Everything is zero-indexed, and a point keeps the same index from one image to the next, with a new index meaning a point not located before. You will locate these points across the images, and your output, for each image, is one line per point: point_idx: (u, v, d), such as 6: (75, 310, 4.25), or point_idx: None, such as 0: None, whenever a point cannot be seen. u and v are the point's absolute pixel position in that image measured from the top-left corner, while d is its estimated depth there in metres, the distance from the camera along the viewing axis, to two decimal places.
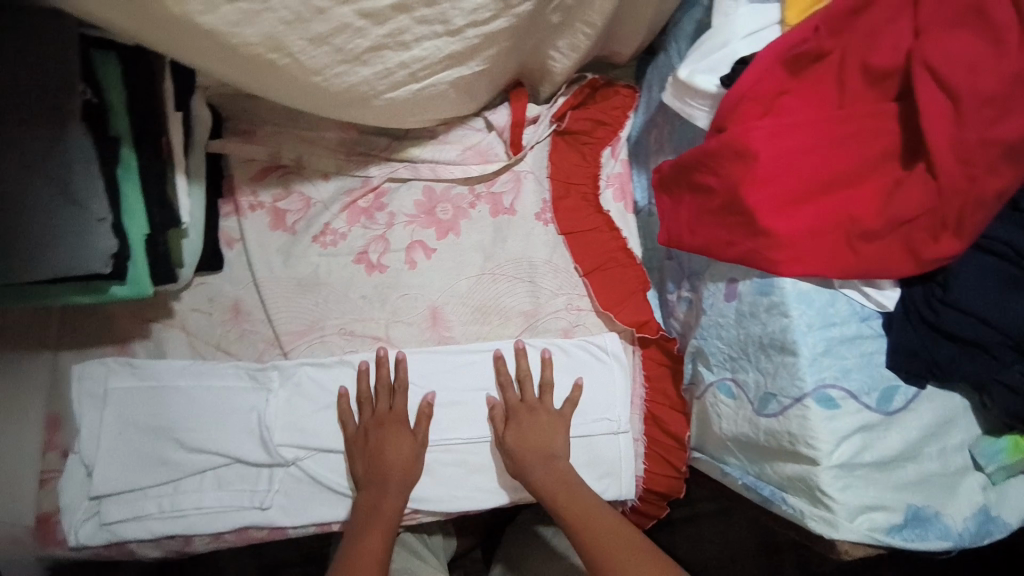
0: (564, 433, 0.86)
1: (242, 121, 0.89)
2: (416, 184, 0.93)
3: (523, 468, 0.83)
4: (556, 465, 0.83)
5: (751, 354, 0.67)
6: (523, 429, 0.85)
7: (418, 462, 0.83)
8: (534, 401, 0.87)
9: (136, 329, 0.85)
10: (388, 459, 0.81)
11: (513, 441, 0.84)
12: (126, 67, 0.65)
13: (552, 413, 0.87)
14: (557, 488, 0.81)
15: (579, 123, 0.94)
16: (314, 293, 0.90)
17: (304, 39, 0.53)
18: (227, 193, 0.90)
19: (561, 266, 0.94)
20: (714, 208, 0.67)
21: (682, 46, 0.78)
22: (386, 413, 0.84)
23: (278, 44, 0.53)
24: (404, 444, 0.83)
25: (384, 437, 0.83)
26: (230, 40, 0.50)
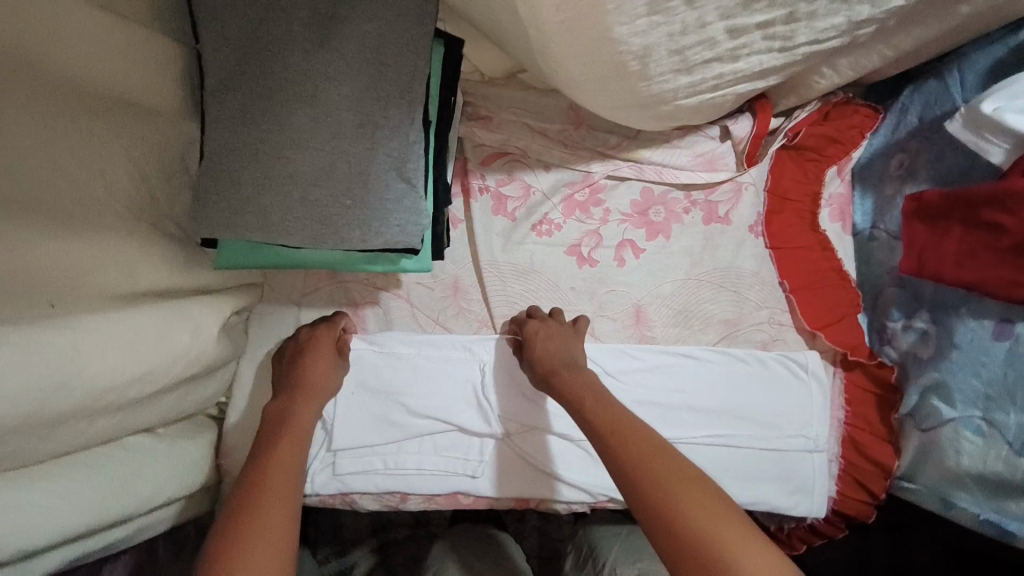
0: (576, 343, 0.85)
1: (481, 106, 0.92)
2: (636, 184, 0.95)
3: (550, 377, 0.80)
4: (579, 375, 0.80)
5: (1021, 396, 0.69)
6: (545, 342, 0.83)
7: (335, 376, 0.81)
8: (548, 321, 0.87)
9: (368, 296, 0.90)
10: (306, 373, 0.79)
11: (539, 348, 0.83)
12: (444, 54, 0.72)
13: (570, 332, 0.86)
14: (582, 392, 0.77)
15: (812, 139, 0.92)
16: (527, 280, 0.93)
17: (667, 49, 0.57)
18: (457, 173, 0.94)
19: (768, 281, 0.94)
20: (1000, 246, 0.67)
21: (968, 84, 0.80)
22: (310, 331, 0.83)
23: (649, 53, 0.56)
24: (324, 359, 0.80)
25: (314, 344, 0.81)
26: (618, 48, 0.54)
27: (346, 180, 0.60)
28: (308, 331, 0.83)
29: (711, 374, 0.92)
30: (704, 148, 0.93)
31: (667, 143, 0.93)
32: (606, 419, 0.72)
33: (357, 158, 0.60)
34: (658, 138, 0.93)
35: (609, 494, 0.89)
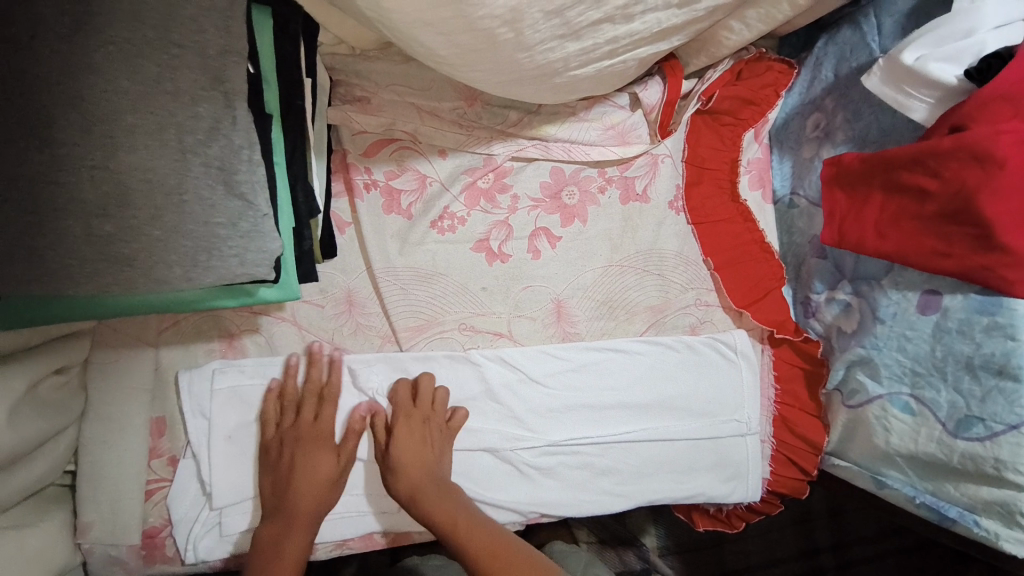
0: (440, 442, 0.76)
1: (356, 86, 0.78)
2: (545, 165, 0.85)
3: (414, 495, 0.72)
4: (440, 490, 0.73)
5: (947, 373, 0.63)
6: (404, 452, 0.73)
7: (338, 484, 0.72)
8: (425, 407, 0.77)
9: (245, 323, 0.77)
10: (297, 488, 0.70)
11: (400, 457, 0.73)
12: (280, 30, 0.60)
13: (437, 426, 0.77)
14: (441, 502, 0.72)
15: (726, 102, 0.85)
16: (431, 284, 0.82)
17: (540, 12, 0.48)
18: (338, 169, 0.80)
19: (692, 260, 0.88)
20: (926, 213, 0.62)
21: (884, 33, 0.74)
22: (308, 426, 0.72)
23: (516, 18, 0.47)
24: (324, 466, 0.71)
25: (302, 452, 0.71)
26: (474, 13, 0.45)
27: (150, 204, 0.46)
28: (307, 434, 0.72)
29: (644, 367, 0.86)
30: (615, 119, 0.84)
31: (574, 116, 0.83)
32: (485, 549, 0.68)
33: (160, 175, 0.47)
34: (564, 111, 0.83)
35: (538, 509, 0.82)
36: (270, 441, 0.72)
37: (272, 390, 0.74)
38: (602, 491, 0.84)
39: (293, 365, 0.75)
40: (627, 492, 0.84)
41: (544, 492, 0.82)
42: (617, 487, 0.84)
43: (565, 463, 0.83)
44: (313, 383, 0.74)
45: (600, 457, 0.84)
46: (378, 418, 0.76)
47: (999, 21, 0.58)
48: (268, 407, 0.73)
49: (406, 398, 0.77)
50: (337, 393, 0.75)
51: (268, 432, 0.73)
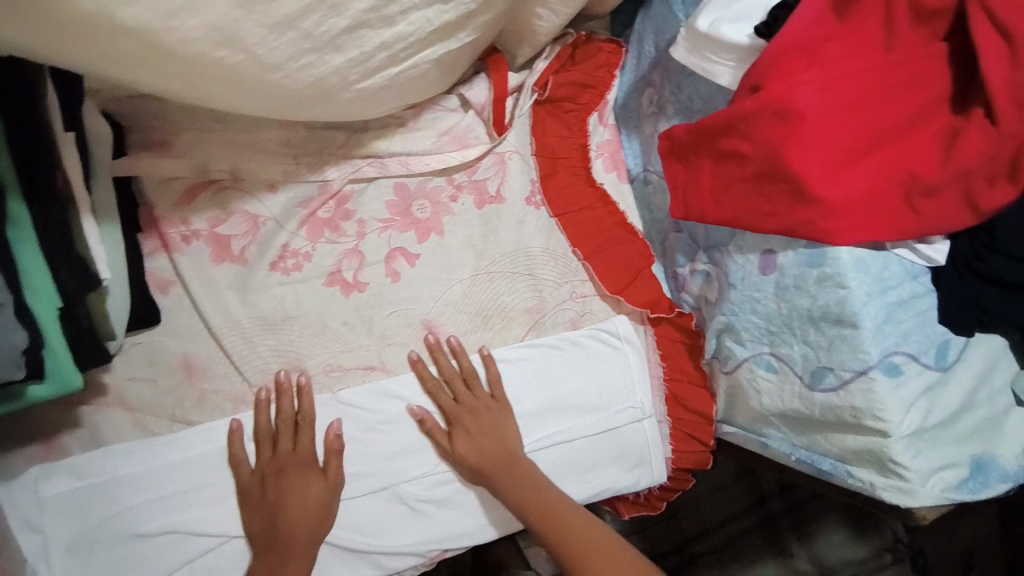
0: (511, 421, 0.79)
1: (153, 130, 0.70)
2: (386, 182, 0.80)
3: (488, 478, 0.77)
4: (514, 469, 0.77)
5: (797, 328, 0.63)
6: (470, 442, 0.77)
7: (329, 511, 0.71)
8: (467, 399, 0.79)
9: (68, 416, 0.69)
10: (290, 519, 0.68)
11: (465, 451, 0.77)
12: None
13: (495, 407, 0.80)
14: (518, 488, 0.76)
15: (562, 89, 0.83)
16: (282, 331, 0.75)
17: (263, 25, 0.40)
18: (147, 226, 0.72)
19: (560, 254, 0.86)
20: (749, 176, 0.61)
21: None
22: (289, 455, 0.71)
23: (230, 36, 0.39)
24: (314, 491, 0.70)
25: (285, 487, 0.69)
26: (167, 40, 0.37)
27: None
28: (287, 464, 0.70)
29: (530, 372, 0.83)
30: (449, 123, 0.80)
31: (403, 126, 0.79)
32: (553, 519, 0.75)
33: None
34: (393, 123, 0.79)
35: (442, 544, 0.77)
36: (250, 483, 0.70)
37: (238, 431, 0.71)
38: (510, 508, 0.80)
39: (238, 428, 0.71)
40: None
41: (443, 525, 0.77)
42: None
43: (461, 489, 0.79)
44: (283, 413, 0.72)
45: None
46: (430, 423, 0.78)
47: None
48: (237, 447, 0.70)
49: (461, 387, 0.79)
50: (312, 419, 0.73)
51: (265, 461, 0.71)
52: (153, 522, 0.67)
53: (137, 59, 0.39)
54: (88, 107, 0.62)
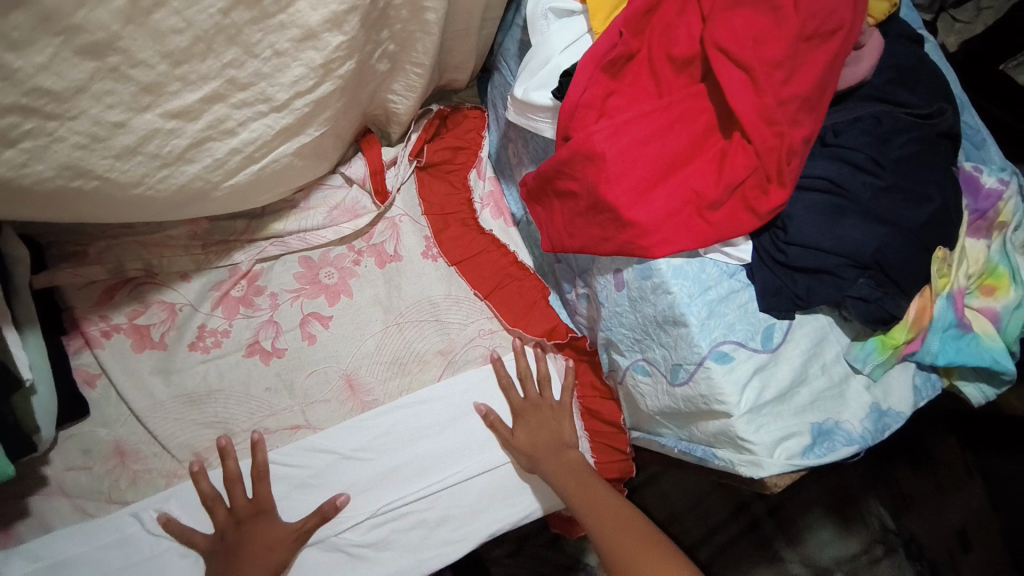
0: (569, 421, 0.87)
1: (69, 241, 0.80)
2: (291, 258, 0.89)
3: (536, 462, 0.84)
4: (565, 456, 0.84)
5: (652, 333, 0.71)
6: (528, 431, 0.86)
7: (289, 549, 0.77)
8: (536, 397, 0.89)
9: (10, 512, 0.74)
10: (248, 561, 0.74)
11: (523, 439, 0.85)
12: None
13: (556, 409, 0.88)
14: (567, 476, 0.82)
15: (439, 154, 0.95)
16: (207, 405, 0.82)
17: (109, 157, 0.51)
18: (71, 328, 0.80)
19: (462, 297, 0.93)
20: (583, 209, 0.70)
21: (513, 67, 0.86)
22: (245, 505, 0.77)
23: (79, 169, 0.50)
24: (272, 534, 0.76)
25: (246, 532, 0.76)
26: (22, 182, 0.48)
27: None
28: (244, 513, 0.77)
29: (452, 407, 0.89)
30: (336, 199, 0.90)
31: (296, 207, 0.89)
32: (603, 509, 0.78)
33: None
34: (285, 206, 0.88)
35: None
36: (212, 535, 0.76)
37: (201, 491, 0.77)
38: (441, 543, 0.84)
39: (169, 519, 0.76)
40: (464, 535, 0.85)
41: (381, 565, 0.81)
42: (455, 532, 0.84)
43: (393, 531, 0.83)
44: (228, 471, 0.78)
45: (432, 509, 0.85)
46: (495, 418, 0.87)
47: (563, 43, 0.71)
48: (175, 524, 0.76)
49: (532, 389, 0.89)
50: (265, 471, 0.79)
51: (222, 519, 0.77)
52: None
53: (4, 197, 0.49)
54: (7, 234, 0.71)
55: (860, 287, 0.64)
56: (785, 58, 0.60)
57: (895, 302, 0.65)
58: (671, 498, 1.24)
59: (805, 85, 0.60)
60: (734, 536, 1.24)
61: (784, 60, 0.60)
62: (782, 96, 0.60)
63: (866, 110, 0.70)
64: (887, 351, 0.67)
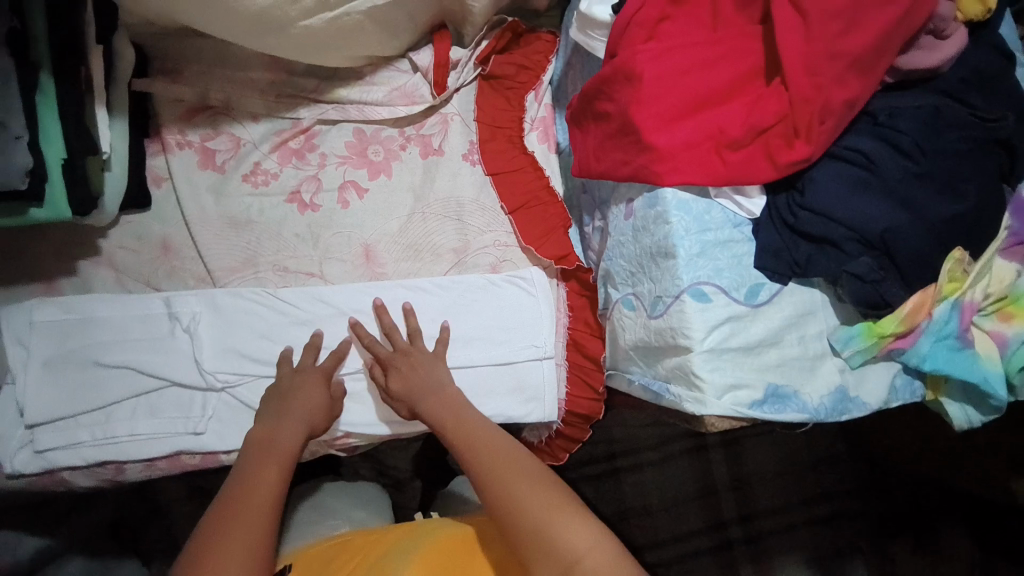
0: (442, 366, 0.87)
1: (169, 61, 0.91)
2: (346, 126, 0.97)
3: (413, 406, 0.84)
4: (442, 398, 0.83)
5: (646, 265, 0.72)
6: (399, 377, 0.85)
7: (328, 412, 0.84)
8: (405, 347, 0.88)
9: (63, 267, 0.88)
10: (298, 408, 0.81)
11: (397, 389, 0.85)
12: None
13: (426, 356, 0.87)
14: (448, 412, 0.82)
15: (502, 67, 0.99)
16: (245, 231, 0.92)
17: None
18: (154, 133, 0.92)
19: (488, 206, 0.98)
20: (612, 131, 0.72)
21: None
22: (308, 367, 0.85)
23: None
24: (318, 394, 0.83)
25: (304, 385, 0.83)
26: None
27: None
28: (305, 370, 0.85)
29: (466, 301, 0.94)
30: (399, 81, 0.97)
31: (362, 79, 0.96)
32: (476, 453, 0.76)
33: None
34: (353, 77, 0.96)
35: (345, 429, 0.88)
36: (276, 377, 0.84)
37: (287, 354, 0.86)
38: (405, 414, 0.90)
39: (287, 355, 0.86)
40: None
41: (348, 415, 0.88)
42: (422, 409, 0.90)
43: (368, 388, 0.90)
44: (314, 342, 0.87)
45: None
46: (377, 368, 0.87)
47: None
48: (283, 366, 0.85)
49: (399, 339, 0.88)
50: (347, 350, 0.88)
51: (285, 367, 0.85)
52: (112, 354, 0.84)
53: None
54: (119, 34, 0.82)
55: (859, 265, 0.63)
56: (844, 10, 0.60)
57: (893, 289, 0.63)
58: (648, 491, 1.25)
59: (861, 44, 0.60)
60: (701, 547, 1.24)
61: (843, 13, 0.60)
62: (834, 49, 0.60)
63: (926, 99, 0.66)
64: (871, 339, 0.65)
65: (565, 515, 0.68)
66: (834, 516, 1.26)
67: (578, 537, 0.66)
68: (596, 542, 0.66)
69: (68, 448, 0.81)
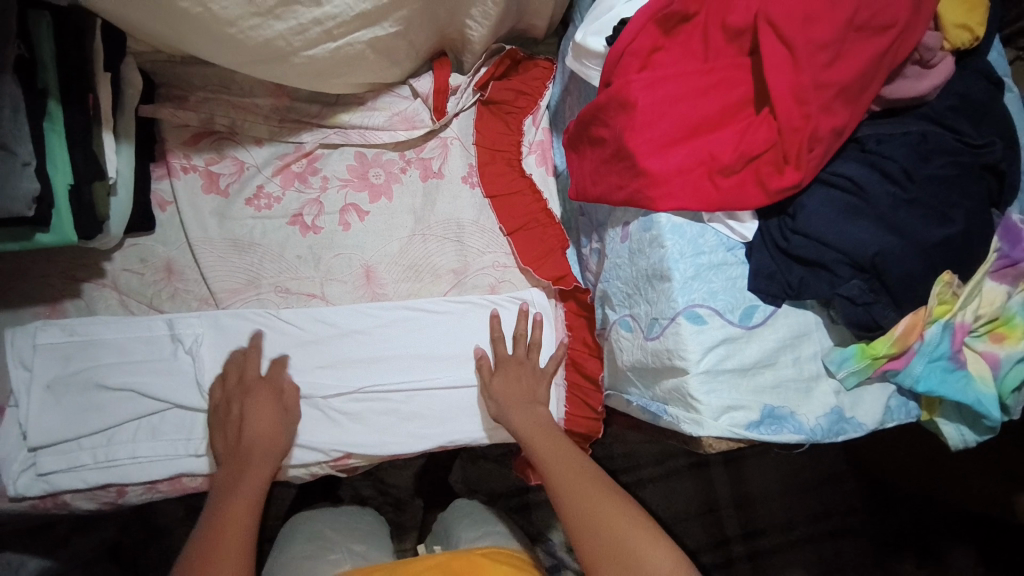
0: (542, 383, 0.91)
1: (175, 87, 0.93)
2: (348, 150, 0.99)
3: (505, 412, 0.87)
4: (535, 410, 0.87)
5: (642, 287, 0.73)
6: (504, 379, 0.89)
7: (283, 429, 0.84)
8: (520, 356, 0.92)
9: (67, 290, 0.89)
10: (248, 431, 0.82)
11: (500, 389, 0.89)
12: (58, 26, 0.72)
13: (530, 367, 0.91)
14: (535, 428, 0.85)
15: (502, 93, 1.01)
16: (248, 253, 0.94)
17: None
18: (160, 157, 0.94)
19: (487, 228, 1.00)
20: (608, 156, 0.74)
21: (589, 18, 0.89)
22: (247, 386, 0.85)
23: None
24: (266, 412, 0.83)
25: (247, 405, 0.83)
26: None
27: None
28: (240, 390, 0.85)
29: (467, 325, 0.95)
30: (399, 107, 0.99)
31: (365, 105, 0.98)
32: (569, 468, 0.78)
33: None
34: (355, 102, 0.98)
35: (346, 450, 0.89)
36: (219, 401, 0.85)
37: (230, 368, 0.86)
38: (405, 435, 0.90)
39: (231, 363, 0.87)
40: (430, 434, 0.91)
41: (348, 436, 0.89)
42: (421, 429, 0.91)
43: (369, 408, 0.91)
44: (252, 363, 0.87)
45: (408, 404, 0.91)
46: (485, 362, 0.92)
47: None
48: (218, 387, 0.86)
49: (520, 346, 0.92)
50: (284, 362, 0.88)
51: (220, 390, 0.85)
52: (114, 377, 0.84)
53: None
54: (126, 60, 0.84)
55: (851, 287, 0.64)
56: (830, 43, 0.62)
57: (885, 311, 0.64)
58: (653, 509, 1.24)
59: (844, 75, 0.62)
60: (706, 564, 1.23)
61: (829, 45, 0.62)
62: (819, 80, 0.62)
63: (915, 126, 0.69)
64: (865, 361, 0.66)
65: (649, 537, 0.69)
66: (835, 531, 1.27)
67: (658, 557, 0.67)
68: (675, 566, 0.67)
69: (68, 472, 0.81)
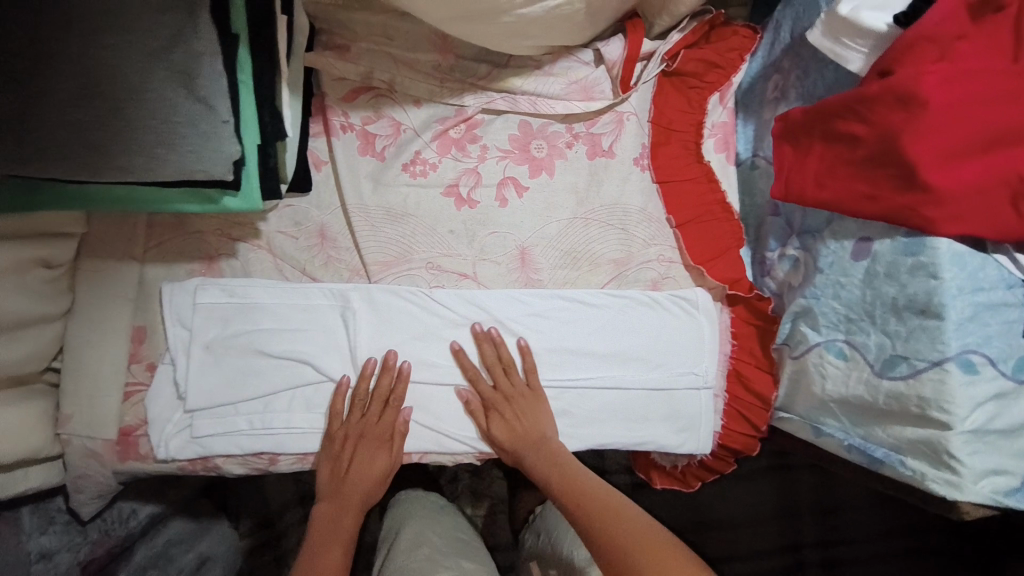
0: (546, 409, 0.83)
1: (339, 35, 0.86)
2: (513, 117, 0.90)
3: (519, 456, 0.81)
4: (545, 448, 0.81)
5: (878, 316, 0.64)
6: (505, 425, 0.82)
7: (381, 482, 0.81)
8: (508, 387, 0.83)
9: (223, 248, 0.85)
10: (356, 479, 0.80)
11: (502, 436, 0.81)
12: None
13: (530, 396, 0.83)
14: (554, 467, 0.80)
15: (691, 64, 0.91)
16: (402, 223, 0.87)
17: None
18: (317, 112, 0.87)
19: (656, 217, 0.90)
20: (859, 159, 0.63)
21: None
22: (372, 421, 0.80)
23: None
24: (379, 461, 0.80)
25: (359, 452, 0.80)
26: None
27: (114, 98, 0.54)
28: (364, 431, 0.80)
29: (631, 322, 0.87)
30: (579, 74, 0.90)
31: (541, 69, 0.89)
32: (606, 512, 0.75)
33: (126, 72, 0.54)
34: (530, 65, 0.89)
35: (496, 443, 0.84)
36: (337, 433, 0.80)
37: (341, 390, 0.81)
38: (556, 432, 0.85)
39: (344, 385, 0.81)
40: (581, 435, 0.85)
41: None
42: (572, 429, 0.85)
43: None
44: (362, 391, 0.81)
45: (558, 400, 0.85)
46: (474, 406, 0.83)
47: None
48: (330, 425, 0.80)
49: (502, 377, 0.83)
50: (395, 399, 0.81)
51: (332, 429, 0.80)
52: (270, 345, 0.81)
53: None
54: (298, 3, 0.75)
55: None
56: None
57: None
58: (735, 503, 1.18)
59: None
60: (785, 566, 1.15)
61: None
62: None
63: None
64: None
65: None
66: None
67: None
68: None
69: (224, 436, 0.79)
